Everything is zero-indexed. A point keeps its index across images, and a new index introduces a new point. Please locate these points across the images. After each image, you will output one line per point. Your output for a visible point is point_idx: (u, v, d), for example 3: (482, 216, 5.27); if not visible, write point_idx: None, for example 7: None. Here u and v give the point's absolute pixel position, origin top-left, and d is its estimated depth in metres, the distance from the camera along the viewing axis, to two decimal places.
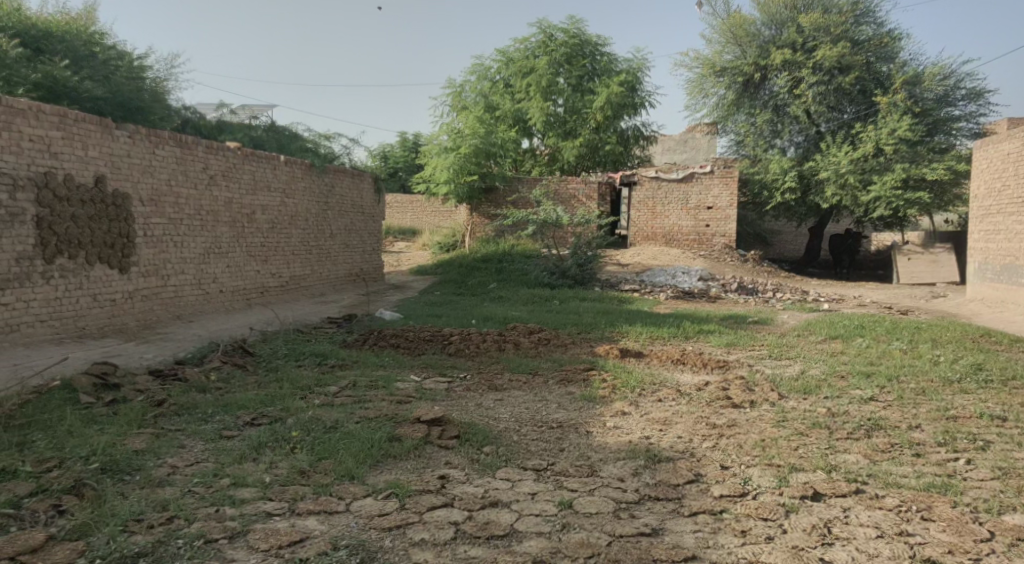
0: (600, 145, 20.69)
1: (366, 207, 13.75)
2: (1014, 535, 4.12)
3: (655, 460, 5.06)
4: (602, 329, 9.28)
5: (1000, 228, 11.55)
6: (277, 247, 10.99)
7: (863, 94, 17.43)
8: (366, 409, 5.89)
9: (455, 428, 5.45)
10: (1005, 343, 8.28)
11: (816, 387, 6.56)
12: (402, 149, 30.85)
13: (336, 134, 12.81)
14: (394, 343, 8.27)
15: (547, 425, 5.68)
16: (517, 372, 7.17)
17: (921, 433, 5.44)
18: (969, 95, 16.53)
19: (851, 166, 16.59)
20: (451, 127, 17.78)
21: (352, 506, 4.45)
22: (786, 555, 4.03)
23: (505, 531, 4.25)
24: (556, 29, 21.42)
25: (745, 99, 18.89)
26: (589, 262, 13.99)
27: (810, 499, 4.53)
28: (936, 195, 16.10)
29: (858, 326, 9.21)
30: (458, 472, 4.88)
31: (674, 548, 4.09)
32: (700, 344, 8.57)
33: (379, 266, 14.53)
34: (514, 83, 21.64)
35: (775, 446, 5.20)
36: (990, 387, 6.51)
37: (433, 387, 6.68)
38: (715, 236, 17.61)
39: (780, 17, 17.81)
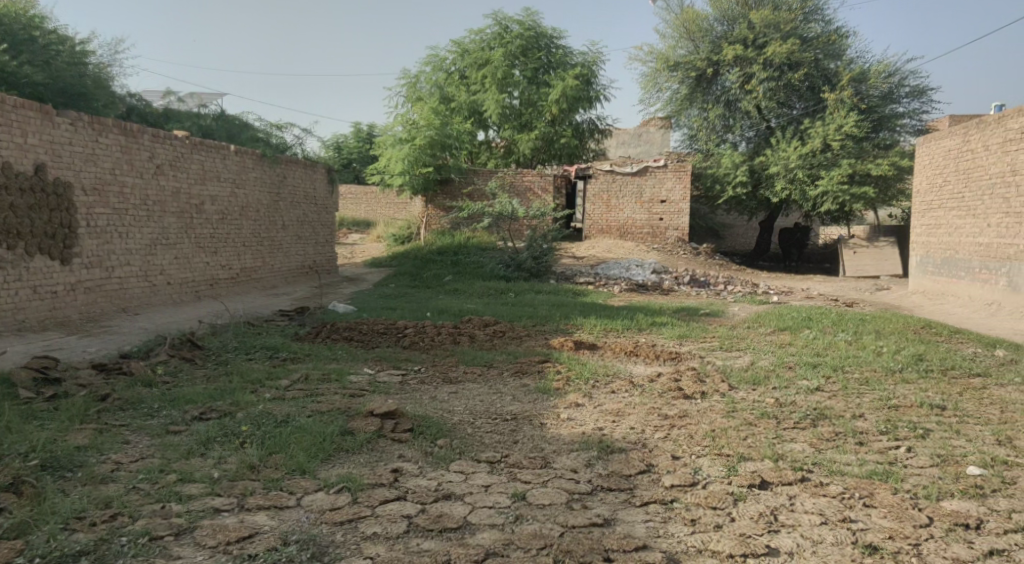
0: (555, 138, 20.87)
1: (319, 198, 13.58)
2: (951, 520, 4.24)
3: (607, 451, 5.11)
4: (557, 321, 9.32)
5: (941, 222, 11.89)
6: (227, 238, 10.77)
7: (812, 90, 17.80)
8: (318, 402, 5.84)
9: (409, 421, 5.42)
10: (945, 333, 8.56)
11: (765, 377, 6.70)
12: (356, 140, 30.55)
13: (289, 124, 12.62)
14: (347, 335, 8.19)
15: (501, 418, 5.69)
16: (472, 365, 7.17)
17: (864, 422, 5.60)
18: (913, 92, 17.01)
19: (800, 161, 16.91)
20: (405, 117, 17.60)
21: (303, 500, 4.41)
22: (733, 542, 4.11)
23: (458, 524, 4.25)
24: (511, 21, 21.38)
25: (698, 94, 19.07)
26: (545, 255, 14.05)
27: (758, 487, 4.63)
28: (880, 191, 16.48)
29: (806, 317, 9.43)
30: (412, 466, 4.86)
31: (625, 537, 4.14)
32: (653, 336, 8.68)
33: (333, 258, 14.35)
34: (469, 74, 21.53)
35: (724, 437, 5.30)
36: (930, 376, 6.73)
37: (387, 380, 6.64)
38: (669, 230, 17.80)
39: (731, 13, 18.16)
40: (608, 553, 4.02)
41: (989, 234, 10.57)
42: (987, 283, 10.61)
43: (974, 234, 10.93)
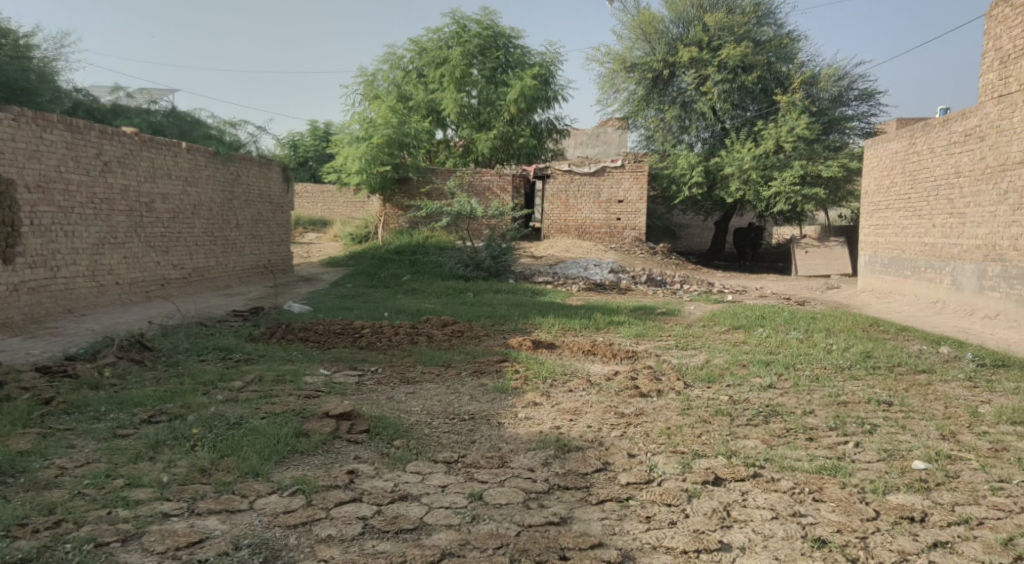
0: (514, 137, 20.91)
1: (274, 197, 13.39)
2: (897, 514, 4.33)
3: (564, 450, 5.13)
4: (516, 320, 9.33)
5: (889, 223, 12.20)
6: (178, 237, 10.56)
7: (765, 93, 18.16)
8: (273, 403, 5.76)
9: (365, 422, 5.38)
10: (892, 331, 8.78)
11: (719, 375, 6.79)
12: (313, 138, 30.22)
13: (242, 121, 12.41)
14: (303, 336, 8.09)
15: (459, 418, 5.67)
16: (429, 364, 7.14)
17: (814, 418, 5.72)
18: (861, 96, 17.48)
19: (754, 162, 17.16)
20: (362, 115, 17.46)
21: (256, 503, 4.34)
22: (687, 538, 4.16)
23: (415, 525, 4.23)
24: (469, 19, 21.33)
25: (654, 95, 19.25)
26: (504, 255, 14.06)
27: (712, 483, 4.69)
28: (831, 192, 16.84)
29: (760, 316, 9.59)
30: (368, 467, 4.82)
31: (581, 536, 4.16)
32: (610, 335, 8.75)
33: (289, 257, 14.16)
34: (427, 73, 21.39)
35: (679, 434, 5.36)
36: (877, 373, 6.89)
37: (344, 380, 6.57)
38: (626, 229, 17.93)
39: (687, 15, 18.35)
40: (565, 551, 4.04)
41: (934, 235, 10.86)
42: (933, 281, 10.90)
43: (920, 233, 11.22)
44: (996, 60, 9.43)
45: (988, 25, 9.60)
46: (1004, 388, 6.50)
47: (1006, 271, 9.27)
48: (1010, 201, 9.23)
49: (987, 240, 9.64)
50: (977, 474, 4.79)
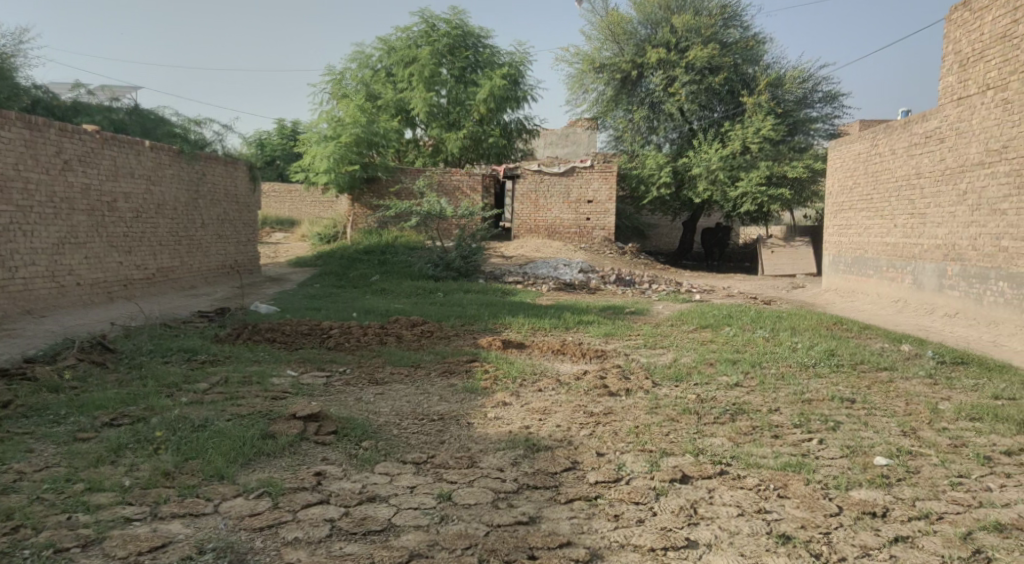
0: (483, 137, 20.91)
1: (240, 196, 13.23)
2: (860, 509, 4.40)
3: (533, 450, 5.14)
4: (485, 320, 9.32)
5: (852, 223, 12.41)
6: (142, 237, 10.38)
7: (731, 94, 18.35)
8: (238, 405, 5.69)
9: (333, 423, 5.34)
10: (855, 329, 8.93)
11: (687, 374, 6.85)
12: (280, 137, 29.94)
13: (208, 120, 12.24)
14: (270, 337, 8.01)
15: (428, 418, 5.65)
16: (399, 365, 7.10)
17: (780, 415, 5.79)
18: (825, 98, 17.76)
19: (721, 163, 17.33)
20: (330, 114, 17.33)
21: (221, 507, 4.28)
22: (654, 536, 4.19)
23: (383, 526, 4.20)
24: (438, 19, 21.27)
25: (623, 96, 19.36)
26: (473, 254, 14.05)
27: (679, 481, 4.73)
28: (796, 192, 17.08)
29: (727, 315, 9.70)
30: (336, 468, 4.78)
31: (550, 535, 4.17)
32: (579, 334, 8.79)
33: (255, 257, 14.00)
34: (396, 72, 21.27)
35: (648, 433, 5.39)
36: (841, 371, 7.01)
37: (311, 382, 6.52)
38: (596, 229, 18.02)
39: (655, 16, 18.46)
40: (533, 551, 4.05)
41: (896, 235, 11.06)
42: (894, 280, 11.10)
43: (882, 233, 11.42)
44: (955, 64, 9.63)
45: (947, 29, 9.80)
46: (963, 385, 6.64)
47: (966, 270, 9.47)
48: (969, 201, 9.43)
49: (946, 239, 9.84)
50: (937, 469, 4.88)
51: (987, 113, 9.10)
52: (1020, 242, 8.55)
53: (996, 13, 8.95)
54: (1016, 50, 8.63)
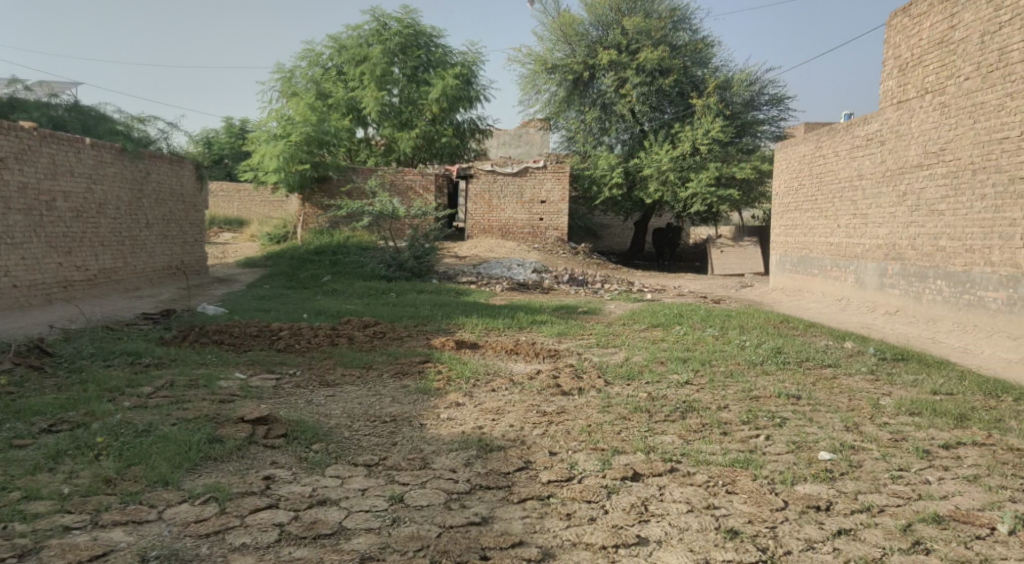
0: (436, 136, 20.86)
1: (186, 196, 12.95)
2: (804, 503, 4.49)
3: (486, 450, 5.13)
4: (439, 321, 9.28)
5: (797, 224, 12.69)
6: (83, 237, 10.09)
7: (681, 96, 18.60)
8: (184, 409, 5.56)
9: (282, 426, 5.25)
10: (801, 327, 9.14)
11: (638, 372, 6.92)
12: (228, 136, 29.40)
13: (152, 117, 11.95)
14: (218, 339, 7.84)
15: (381, 420, 5.60)
16: (350, 366, 7.02)
17: (728, 412, 5.89)
18: (772, 100, 18.12)
19: (671, 164, 17.56)
20: (280, 113, 17.05)
21: (165, 513, 4.18)
22: (606, 534, 4.21)
23: (333, 529, 4.15)
24: (390, 17, 21.10)
25: (575, 97, 19.49)
26: (427, 255, 13.98)
27: (630, 479, 4.77)
28: (744, 193, 17.39)
29: (677, 314, 9.83)
30: (285, 472, 4.71)
31: (502, 535, 4.16)
32: (532, 334, 8.81)
33: (202, 258, 13.72)
34: (347, 70, 21.05)
35: (600, 431, 5.43)
36: (787, 368, 7.16)
37: (260, 384, 6.41)
38: (549, 229, 18.11)
39: (606, 18, 18.61)
40: (486, 551, 4.04)
41: (839, 235, 11.33)
42: (838, 279, 11.38)
43: (827, 233, 11.69)
44: (895, 68, 9.92)
45: (888, 34, 10.09)
46: (903, 380, 6.84)
47: (905, 269, 9.75)
48: (908, 202, 9.71)
49: (887, 239, 10.12)
50: (879, 463, 5.01)
51: (926, 116, 9.37)
52: (957, 242, 8.83)
53: (933, 19, 9.23)
54: (952, 55, 8.90)
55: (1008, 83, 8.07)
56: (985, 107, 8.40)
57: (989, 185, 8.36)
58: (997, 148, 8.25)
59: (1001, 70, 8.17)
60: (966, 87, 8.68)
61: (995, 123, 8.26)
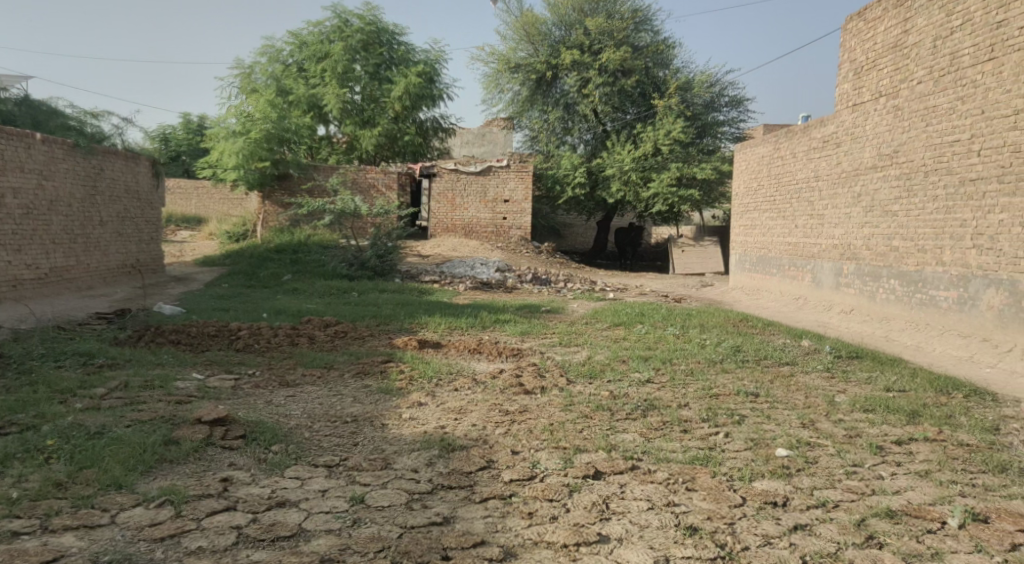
0: (398, 134, 20.74)
1: (142, 193, 12.68)
2: (762, 499, 4.56)
3: (448, 449, 5.11)
4: (401, 320, 9.22)
5: (756, 223, 12.88)
6: (33, 234, 9.83)
7: (643, 97, 18.74)
8: (139, 410, 5.44)
9: (241, 427, 5.17)
10: (759, 326, 9.26)
11: (601, 371, 6.97)
12: (186, 132, 28.86)
13: (106, 112, 11.67)
14: (174, 339, 7.69)
15: (342, 420, 5.55)
16: (311, 366, 6.94)
17: (688, 410, 5.94)
18: (731, 102, 18.36)
19: (633, 164, 17.70)
20: (239, 109, 16.77)
21: (118, 517, 4.09)
22: (568, 532, 4.22)
23: (292, 531, 4.10)
24: (351, 14, 20.90)
25: (538, 97, 19.54)
26: (389, 254, 13.89)
27: (592, 477, 4.79)
28: (705, 193, 17.60)
29: (639, 313, 9.90)
30: (244, 474, 4.63)
31: (463, 535, 4.15)
32: (495, 333, 8.81)
33: (158, 256, 13.44)
34: (308, 67, 20.80)
35: (562, 430, 5.45)
36: (746, 365, 7.27)
37: (218, 384, 6.30)
38: (512, 229, 18.13)
39: (569, 18, 18.72)
40: (446, 551, 4.02)
41: (796, 235, 11.52)
42: (795, 279, 11.57)
43: (785, 233, 11.88)
44: (851, 71, 10.12)
45: (844, 38, 10.28)
46: (858, 378, 6.98)
47: (860, 269, 9.94)
48: (863, 203, 9.91)
49: (843, 240, 10.31)
50: (834, 460, 5.11)
51: (880, 119, 9.57)
52: (909, 243, 9.04)
53: (888, 24, 9.42)
54: (905, 60, 9.10)
55: (959, 87, 8.27)
56: (937, 109, 8.59)
57: (941, 187, 8.55)
58: (948, 150, 8.45)
59: (952, 74, 8.37)
60: (919, 91, 8.87)
61: (946, 126, 8.46)
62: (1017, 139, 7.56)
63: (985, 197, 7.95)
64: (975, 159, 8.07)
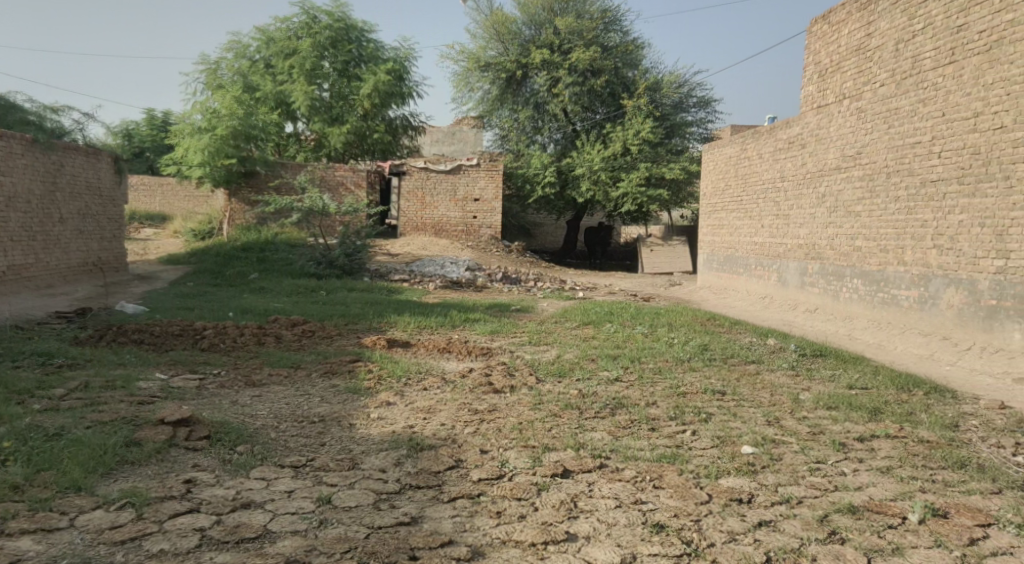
0: (368, 132, 20.60)
1: (104, 190, 12.44)
2: (728, 497, 4.60)
3: (417, 449, 5.08)
4: (370, 319, 9.16)
5: (724, 223, 13.00)
6: None
7: (612, 97, 18.83)
8: (100, 411, 5.33)
9: (205, 428, 5.09)
10: (726, 325, 9.36)
11: (570, 369, 6.98)
12: (150, 128, 28.44)
13: (66, 107, 11.43)
14: (137, 339, 7.55)
15: (309, 420, 5.49)
16: (278, 366, 6.85)
17: (656, 409, 5.98)
18: (699, 102, 18.54)
19: (603, 164, 17.77)
20: (205, 105, 16.52)
21: (77, 520, 4.01)
22: (536, 531, 4.22)
23: (257, 533, 4.04)
24: (320, 10, 20.71)
25: (508, 95, 19.54)
26: (358, 252, 13.79)
27: (561, 476, 4.80)
28: (673, 193, 17.74)
29: (608, 312, 9.94)
30: (208, 475, 4.56)
31: (431, 535, 4.13)
32: (465, 332, 8.78)
33: (121, 254, 13.19)
34: (275, 63, 20.57)
35: (531, 429, 5.45)
36: (713, 364, 7.33)
37: (182, 384, 6.20)
38: (482, 227, 18.11)
39: (539, 18, 18.77)
40: (414, 551, 3.99)
41: (763, 235, 11.65)
42: (762, 278, 11.70)
43: (751, 233, 12.01)
44: (816, 74, 10.27)
45: (809, 41, 10.42)
46: (821, 376, 7.08)
47: (825, 268, 10.08)
48: (827, 203, 10.05)
49: (808, 240, 10.44)
50: (798, 456, 5.17)
51: (844, 121, 9.71)
52: (872, 242, 9.19)
53: (851, 27, 9.56)
54: (869, 63, 9.24)
55: (921, 89, 8.42)
56: (899, 111, 8.74)
57: (903, 188, 8.70)
58: (909, 152, 8.60)
59: (914, 77, 8.53)
60: (882, 93, 9.03)
61: (908, 128, 8.61)
62: (977, 141, 7.71)
63: (945, 198, 8.10)
64: (936, 161, 8.22)
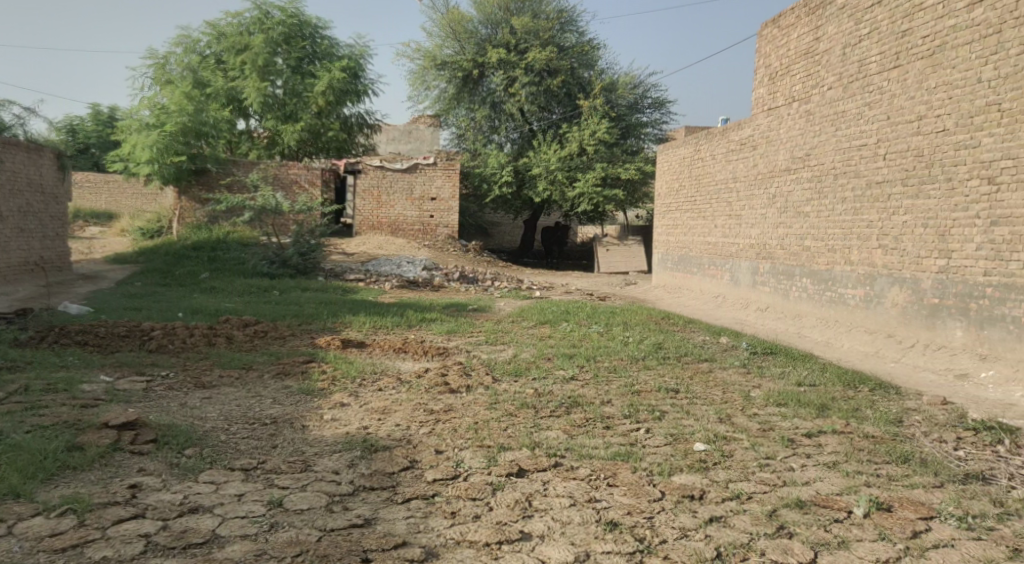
0: (322, 130, 20.36)
1: (47, 187, 12.07)
2: (680, 493, 4.64)
3: (371, 450, 5.02)
4: (324, 319, 9.05)
5: (678, 223, 13.15)
6: None
7: (569, 97, 18.92)
8: (41, 415, 5.16)
9: (152, 431, 4.96)
10: (680, 323, 9.46)
11: (525, 369, 6.98)
12: (95, 124, 27.75)
13: (7, 101, 11.06)
14: (82, 340, 7.34)
15: (260, 422, 5.39)
16: (228, 368, 6.72)
17: (611, 407, 6.01)
18: (654, 103, 18.75)
19: (559, 163, 17.82)
20: (153, 101, 16.17)
21: (15, 528, 3.88)
22: (490, 531, 4.20)
23: (205, 538, 3.95)
24: (272, 6, 20.39)
25: (464, 95, 19.49)
26: (312, 252, 13.65)
27: (515, 475, 4.79)
28: (629, 193, 17.89)
29: (564, 311, 9.98)
30: (154, 479, 4.44)
31: (384, 536, 4.08)
32: (421, 332, 8.72)
33: (65, 253, 12.81)
34: (226, 59, 20.21)
35: (486, 428, 5.43)
36: (667, 362, 7.41)
37: (128, 387, 6.04)
38: (438, 227, 18.03)
39: (495, 17, 18.77)
40: (367, 553, 3.94)
41: (716, 235, 11.82)
42: (714, 277, 11.87)
43: (704, 233, 12.18)
44: (766, 76, 10.45)
45: (759, 44, 10.60)
46: (772, 373, 7.20)
47: (775, 268, 10.25)
48: (778, 204, 10.23)
49: (759, 240, 10.62)
50: (748, 452, 5.25)
51: (793, 123, 9.89)
52: (821, 242, 9.37)
53: (801, 31, 9.74)
54: (817, 66, 9.43)
55: (867, 93, 8.62)
56: (846, 114, 8.93)
57: (850, 189, 8.90)
58: (856, 154, 8.79)
59: (860, 81, 8.73)
60: (829, 96, 9.22)
61: (855, 131, 8.81)
62: (921, 144, 7.91)
63: (891, 199, 8.29)
64: (881, 163, 8.42)
